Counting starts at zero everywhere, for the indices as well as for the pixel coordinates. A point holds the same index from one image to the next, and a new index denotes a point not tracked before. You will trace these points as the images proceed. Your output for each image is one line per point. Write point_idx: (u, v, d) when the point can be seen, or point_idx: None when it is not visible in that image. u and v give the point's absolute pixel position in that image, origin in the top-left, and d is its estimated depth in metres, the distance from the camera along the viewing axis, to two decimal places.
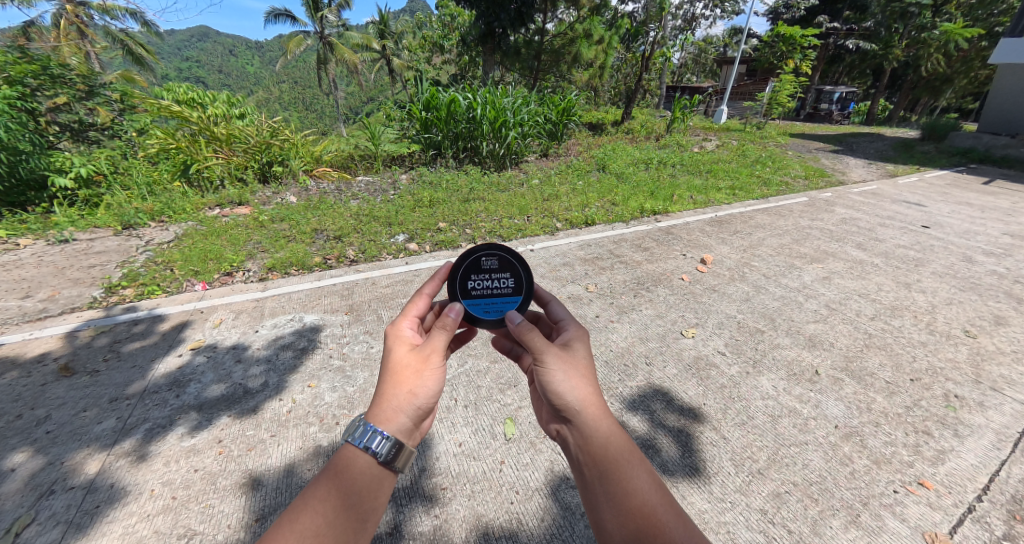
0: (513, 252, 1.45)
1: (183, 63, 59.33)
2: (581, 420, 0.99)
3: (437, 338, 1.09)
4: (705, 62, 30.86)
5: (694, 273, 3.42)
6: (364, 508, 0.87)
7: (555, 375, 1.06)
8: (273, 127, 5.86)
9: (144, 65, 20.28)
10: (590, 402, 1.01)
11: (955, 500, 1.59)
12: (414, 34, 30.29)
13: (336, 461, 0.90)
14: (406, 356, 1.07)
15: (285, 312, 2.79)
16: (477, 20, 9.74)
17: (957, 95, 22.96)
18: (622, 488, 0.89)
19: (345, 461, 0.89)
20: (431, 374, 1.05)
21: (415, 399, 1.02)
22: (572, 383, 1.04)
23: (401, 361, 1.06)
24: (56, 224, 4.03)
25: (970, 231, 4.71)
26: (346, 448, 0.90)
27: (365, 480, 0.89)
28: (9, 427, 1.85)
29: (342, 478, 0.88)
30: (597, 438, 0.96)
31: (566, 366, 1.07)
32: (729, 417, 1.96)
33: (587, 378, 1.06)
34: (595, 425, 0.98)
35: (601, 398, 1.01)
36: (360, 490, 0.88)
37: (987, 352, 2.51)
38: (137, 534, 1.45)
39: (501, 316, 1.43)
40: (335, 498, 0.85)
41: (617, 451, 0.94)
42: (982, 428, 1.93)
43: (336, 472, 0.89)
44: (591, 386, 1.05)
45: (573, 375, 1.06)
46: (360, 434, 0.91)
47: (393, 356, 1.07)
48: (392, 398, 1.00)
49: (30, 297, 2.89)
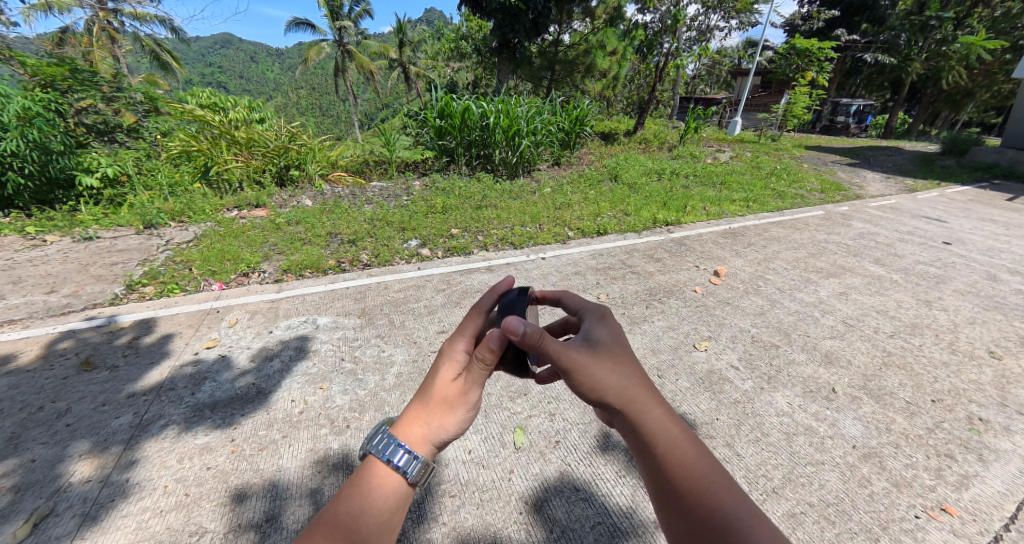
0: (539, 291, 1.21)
1: (206, 68, 61.42)
2: (624, 413, 0.94)
3: (479, 375, 1.01)
4: (719, 75, 30.83)
5: (707, 285, 3.38)
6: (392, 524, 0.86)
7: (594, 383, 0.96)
8: (291, 132, 6.02)
9: (170, 71, 20.88)
10: (629, 392, 0.95)
11: (980, 528, 1.53)
12: (431, 42, 30.80)
13: (366, 473, 0.89)
14: (448, 384, 1.01)
15: (299, 314, 2.82)
16: (493, 29, 9.88)
17: (980, 109, 22.47)
18: (676, 470, 0.85)
19: (374, 475, 0.88)
20: (467, 412, 1.02)
21: (443, 433, 0.98)
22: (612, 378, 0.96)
23: (444, 389, 1.01)
24: (82, 222, 4.15)
25: (994, 248, 4.59)
26: (373, 460, 0.89)
27: (389, 497, 0.87)
28: (31, 419, 1.90)
29: (369, 491, 0.87)
30: (649, 427, 0.91)
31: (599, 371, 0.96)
32: (742, 433, 1.93)
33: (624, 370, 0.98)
34: (642, 416, 0.92)
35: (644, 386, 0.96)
36: (390, 505, 0.87)
37: (1014, 375, 2.43)
38: (150, 529, 1.47)
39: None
40: (365, 513, 0.85)
41: (670, 437, 0.90)
42: (1009, 454, 1.87)
43: (366, 486, 0.88)
44: (632, 374, 0.97)
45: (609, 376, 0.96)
46: (384, 447, 0.89)
47: (440, 381, 1.01)
48: (422, 426, 0.95)
49: (54, 292, 2.98)
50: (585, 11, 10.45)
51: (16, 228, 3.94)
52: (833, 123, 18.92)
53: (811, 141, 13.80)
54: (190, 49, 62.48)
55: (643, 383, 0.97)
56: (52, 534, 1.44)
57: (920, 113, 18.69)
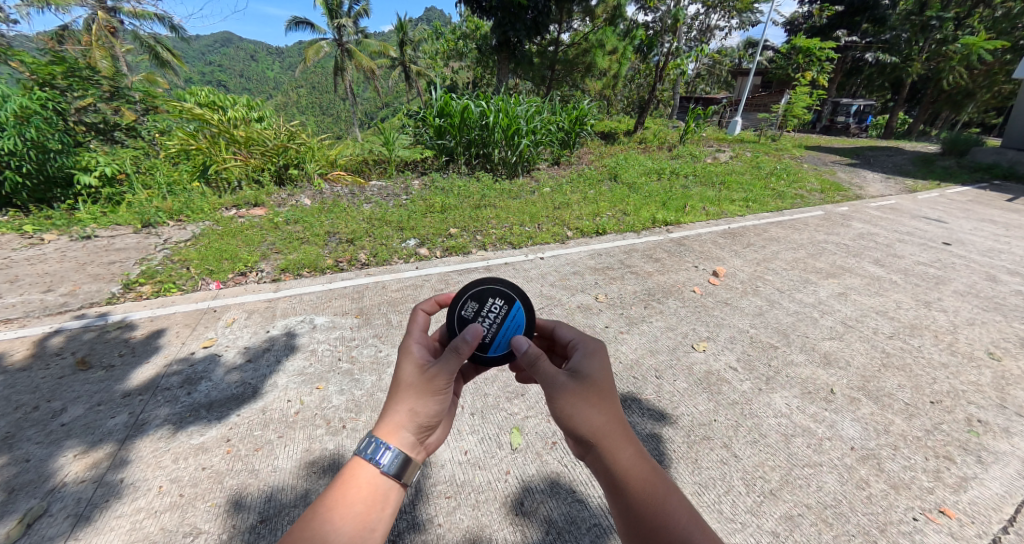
0: (473, 282, 1.33)
1: (207, 66, 61.39)
2: (598, 447, 0.97)
3: (447, 364, 1.07)
4: (720, 75, 30.80)
5: (706, 285, 3.38)
6: (371, 520, 0.91)
7: (573, 414, 1.01)
8: (290, 131, 6.02)
9: (169, 69, 20.82)
10: (609, 428, 0.99)
11: (978, 530, 1.52)
12: (431, 42, 30.76)
13: (347, 474, 0.96)
14: (413, 376, 1.07)
15: (296, 313, 2.82)
16: (493, 28, 9.85)
17: (980, 109, 22.44)
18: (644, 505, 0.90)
19: (355, 475, 0.94)
20: (436, 398, 1.07)
21: (416, 417, 1.05)
22: (589, 413, 1.01)
23: (406, 380, 1.07)
24: (80, 221, 4.14)
25: (994, 249, 4.58)
26: (355, 461, 0.96)
27: (369, 491, 0.93)
28: (25, 419, 1.89)
29: (350, 490, 0.93)
30: (621, 465, 0.95)
31: (579, 404, 1.02)
32: (740, 434, 1.92)
33: (603, 405, 1.02)
34: (614, 453, 0.96)
35: (620, 426, 1.00)
36: (368, 501, 0.93)
37: (1013, 377, 2.42)
38: (144, 530, 1.46)
39: (523, 331, 1.33)
40: (345, 508, 0.90)
41: (639, 476, 0.94)
42: (1008, 456, 1.86)
43: (347, 487, 0.93)
44: (610, 412, 1.01)
45: (587, 411, 1.01)
46: (367, 447, 0.97)
47: (403, 376, 1.07)
48: (395, 415, 1.03)
49: (51, 291, 2.97)
50: (585, 10, 10.21)
51: (13, 226, 3.93)
52: (833, 123, 18.92)
53: (811, 141, 13.77)
54: (189, 48, 62.22)
55: (619, 422, 1.01)
56: (46, 534, 1.44)
57: (920, 113, 18.66)
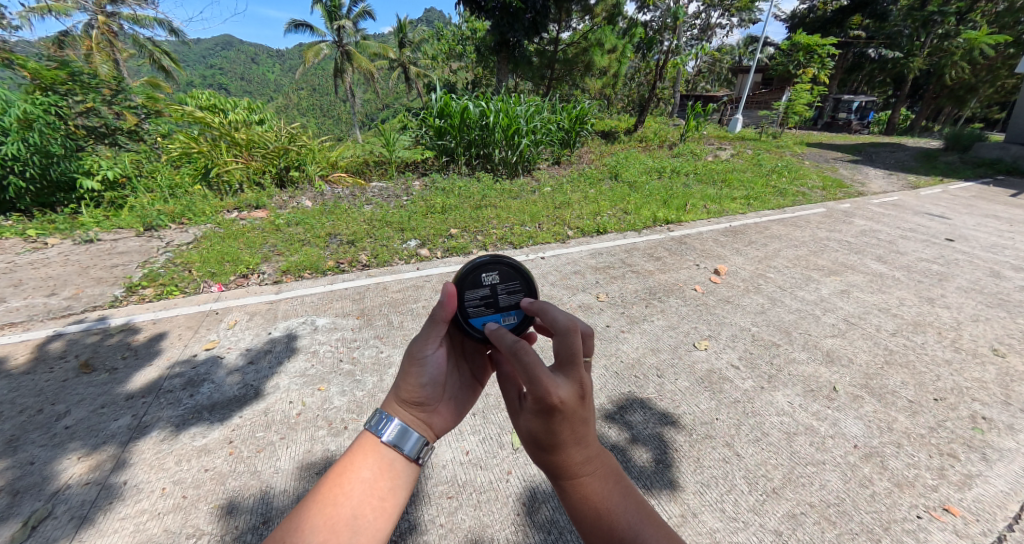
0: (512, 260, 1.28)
1: (207, 70, 61.82)
2: (561, 477, 0.86)
3: (428, 329, 1.04)
4: (721, 73, 30.74)
5: (707, 284, 3.36)
6: (381, 490, 0.91)
7: (535, 441, 0.88)
8: (291, 134, 6.05)
9: (170, 73, 20.86)
10: (573, 459, 0.86)
11: (983, 528, 1.51)
12: (431, 43, 30.76)
13: (356, 450, 0.96)
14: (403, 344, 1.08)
15: (298, 315, 2.82)
16: (492, 29, 9.85)
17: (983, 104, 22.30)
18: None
19: (366, 447, 0.95)
20: (423, 366, 1.05)
21: (405, 390, 1.03)
22: (554, 444, 0.87)
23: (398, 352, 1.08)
24: (83, 224, 4.16)
25: (997, 244, 4.55)
26: (365, 435, 0.97)
27: (377, 466, 0.93)
28: (30, 421, 1.90)
29: (359, 464, 0.93)
30: (586, 498, 0.84)
31: (542, 434, 0.88)
32: (742, 433, 1.91)
33: (571, 433, 0.86)
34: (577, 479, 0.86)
35: (588, 451, 0.86)
36: (379, 475, 0.93)
37: (1016, 372, 2.41)
38: (147, 531, 1.47)
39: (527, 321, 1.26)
40: (354, 478, 0.91)
41: (606, 508, 0.83)
42: (1012, 453, 1.85)
43: (355, 457, 0.95)
44: (575, 440, 0.86)
45: (551, 440, 0.87)
46: (377, 423, 0.98)
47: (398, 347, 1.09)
48: (393, 393, 1.04)
49: (55, 295, 2.98)
50: (584, 10, 10.28)
51: (16, 232, 3.94)
52: (835, 120, 18.87)
53: (813, 138, 13.73)
54: (191, 51, 62.46)
55: (586, 448, 0.87)
56: (49, 537, 1.44)
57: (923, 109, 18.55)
